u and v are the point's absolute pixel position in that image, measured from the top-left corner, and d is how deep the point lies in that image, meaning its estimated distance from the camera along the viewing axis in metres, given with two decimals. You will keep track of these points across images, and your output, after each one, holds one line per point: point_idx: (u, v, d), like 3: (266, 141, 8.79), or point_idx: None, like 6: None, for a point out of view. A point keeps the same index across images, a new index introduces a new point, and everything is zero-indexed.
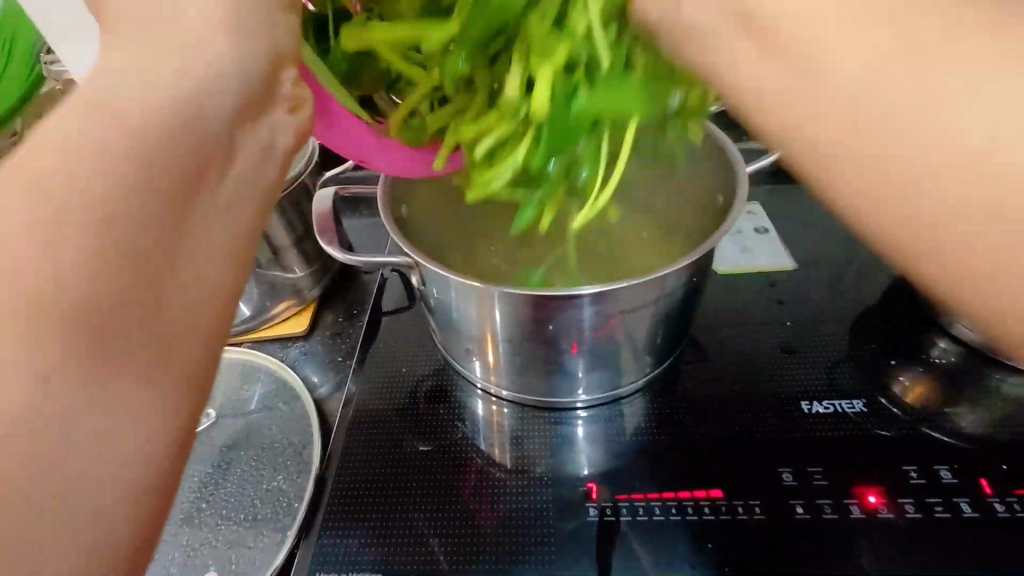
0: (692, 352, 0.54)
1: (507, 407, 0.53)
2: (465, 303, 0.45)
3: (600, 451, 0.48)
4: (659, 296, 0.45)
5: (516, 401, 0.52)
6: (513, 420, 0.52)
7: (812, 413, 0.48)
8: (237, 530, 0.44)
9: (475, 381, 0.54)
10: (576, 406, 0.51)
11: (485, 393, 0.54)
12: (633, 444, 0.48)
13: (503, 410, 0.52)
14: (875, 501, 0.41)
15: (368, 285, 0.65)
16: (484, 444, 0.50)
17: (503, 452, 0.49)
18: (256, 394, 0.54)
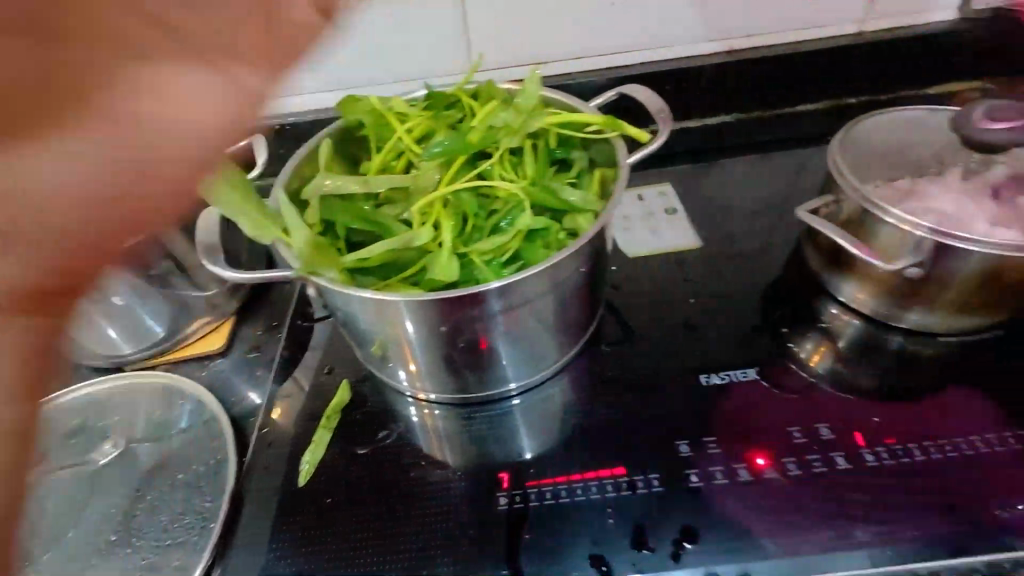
0: (616, 334, 0.56)
1: (439, 409, 0.53)
2: (367, 313, 0.46)
3: (548, 437, 0.49)
4: (556, 286, 0.47)
5: (446, 402, 0.53)
6: (443, 420, 0.53)
7: (710, 385, 0.50)
8: (152, 555, 0.44)
9: (404, 390, 0.54)
10: (509, 398, 0.53)
11: (415, 399, 0.54)
12: (560, 427, 0.50)
13: (435, 412, 0.53)
14: (762, 463, 0.44)
15: (287, 296, 0.65)
16: (423, 447, 0.50)
17: (445, 451, 0.50)
18: (170, 418, 0.53)
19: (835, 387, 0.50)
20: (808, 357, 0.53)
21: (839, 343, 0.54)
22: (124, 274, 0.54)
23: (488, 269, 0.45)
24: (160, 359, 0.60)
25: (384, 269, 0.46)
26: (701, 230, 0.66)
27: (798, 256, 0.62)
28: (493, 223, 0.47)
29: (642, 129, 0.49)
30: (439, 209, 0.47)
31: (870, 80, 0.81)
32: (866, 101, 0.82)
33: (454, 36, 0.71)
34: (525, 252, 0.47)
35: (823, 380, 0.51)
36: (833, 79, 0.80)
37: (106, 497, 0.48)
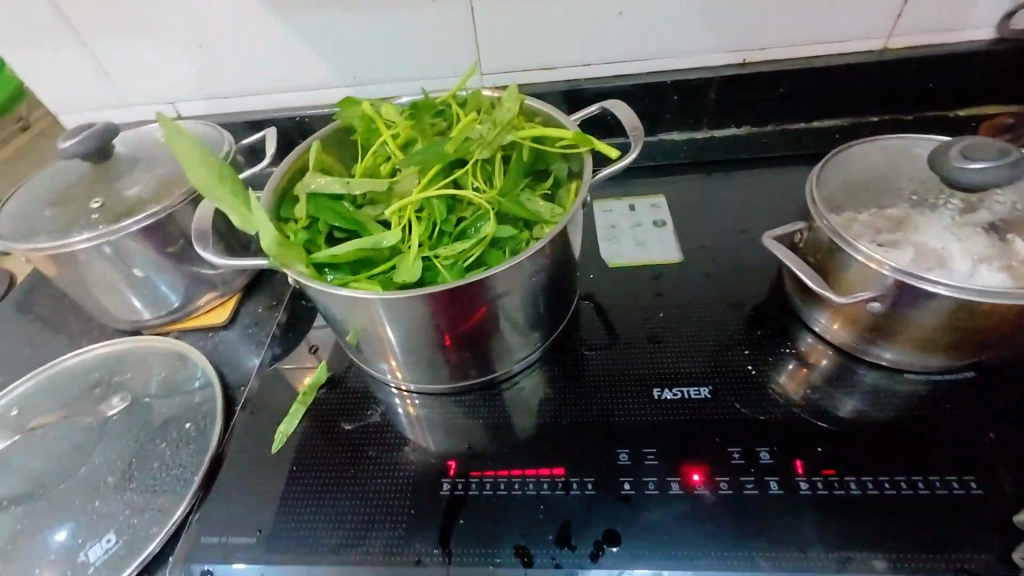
0: (603, 337, 0.58)
1: (418, 398, 0.57)
2: (340, 307, 0.50)
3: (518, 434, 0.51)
4: (515, 291, 0.49)
5: (423, 392, 0.57)
6: (426, 408, 0.56)
7: (661, 399, 0.52)
8: (140, 497, 0.49)
9: (386, 379, 0.57)
10: (467, 390, 0.56)
11: (399, 393, 0.58)
12: (514, 420, 0.53)
13: (415, 401, 0.56)
14: (697, 479, 0.45)
15: (288, 279, 0.71)
16: (404, 432, 0.54)
17: (426, 437, 0.53)
18: (173, 380, 0.59)
19: (801, 412, 0.50)
20: (782, 386, 0.53)
21: (804, 371, 0.54)
22: (143, 250, 0.60)
23: (451, 271, 0.48)
24: (172, 327, 0.66)
25: (357, 266, 0.50)
26: (686, 244, 0.66)
27: (781, 278, 0.62)
28: (462, 229, 0.51)
29: (611, 144, 0.51)
30: (412, 210, 0.50)
31: (893, 99, 0.77)
32: (887, 121, 0.79)
33: (463, 40, 0.74)
34: (489, 257, 0.50)
35: (790, 405, 0.51)
36: (852, 97, 0.77)
37: (111, 443, 0.54)
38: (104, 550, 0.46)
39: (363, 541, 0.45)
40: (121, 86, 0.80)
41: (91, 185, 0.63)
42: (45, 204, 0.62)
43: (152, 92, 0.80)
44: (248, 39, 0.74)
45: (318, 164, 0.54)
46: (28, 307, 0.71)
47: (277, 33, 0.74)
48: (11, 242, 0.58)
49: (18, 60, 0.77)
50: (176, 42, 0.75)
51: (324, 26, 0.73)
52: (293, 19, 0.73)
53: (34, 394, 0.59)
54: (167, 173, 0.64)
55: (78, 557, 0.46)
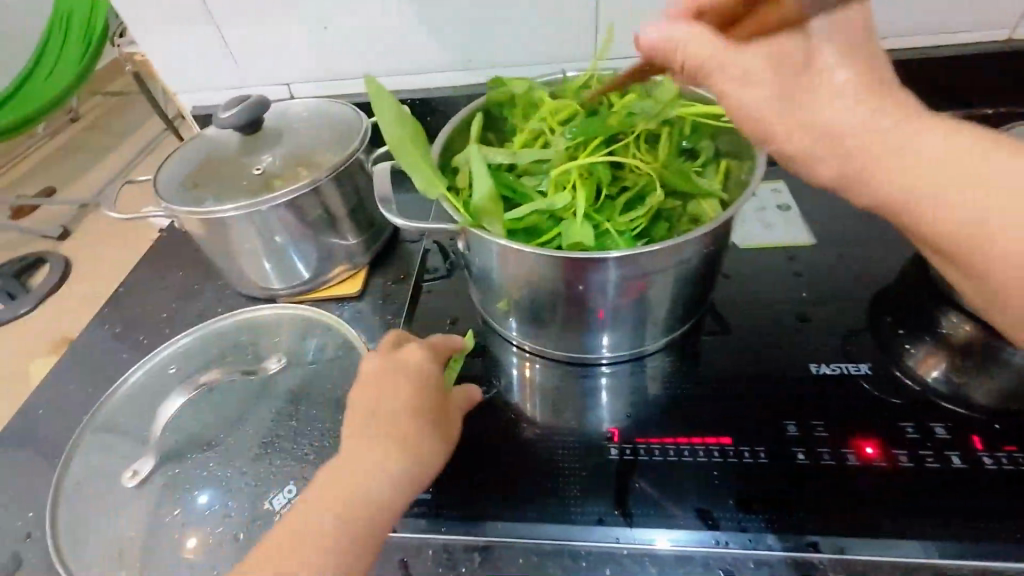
0: (714, 325, 0.59)
1: (540, 364, 0.59)
2: (502, 271, 0.51)
3: (622, 400, 0.54)
4: (680, 262, 0.49)
5: (551, 358, 0.58)
6: (552, 375, 0.58)
7: (820, 374, 0.52)
8: (307, 456, 0.51)
9: (511, 339, 0.60)
10: (600, 362, 0.57)
11: (520, 351, 0.60)
12: (650, 395, 0.53)
13: (536, 366, 0.59)
14: (872, 452, 0.46)
15: (412, 254, 0.72)
16: (516, 401, 0.55)
17: (536, 408, 0.54)
18: (316, 346, 0.61)
19: (937, 396, 0.49)
20: (915, 364, 0.53)
21: (948, 353, 0.53)
22: (290, 220, 0.62)
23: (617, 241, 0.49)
24: (304, 298, 0.68)
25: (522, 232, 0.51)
26: (815, 228, 0.66)
27: (921, 262, 0.61)
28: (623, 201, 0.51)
29: None
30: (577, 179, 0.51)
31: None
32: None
33: (584, 24, 0.75)
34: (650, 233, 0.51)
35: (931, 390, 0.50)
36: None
37: (267, 403, 0.56)
38: (285, 501, 0.48)
39: (537, 503, 0.46)
40: (243, 68, 0.83)
41: (238, 158, 0.65)
42: (194, 175, 0.65)
43: (271, 74, 0.83)
44: (372, 21, 0.76)
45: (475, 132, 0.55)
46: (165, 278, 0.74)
47: (401, 16, 0.75)
48: (170, 208, 0.60)
49: (149, 42, 0.81)
50: (301, 24, 0.77)
51: (447, 9, 0.74)
52: (417, 1, 0.74)
53: (188, 355, 0.62)
54: (308, 146, 0.66)
55: (261, 506, 0.48)
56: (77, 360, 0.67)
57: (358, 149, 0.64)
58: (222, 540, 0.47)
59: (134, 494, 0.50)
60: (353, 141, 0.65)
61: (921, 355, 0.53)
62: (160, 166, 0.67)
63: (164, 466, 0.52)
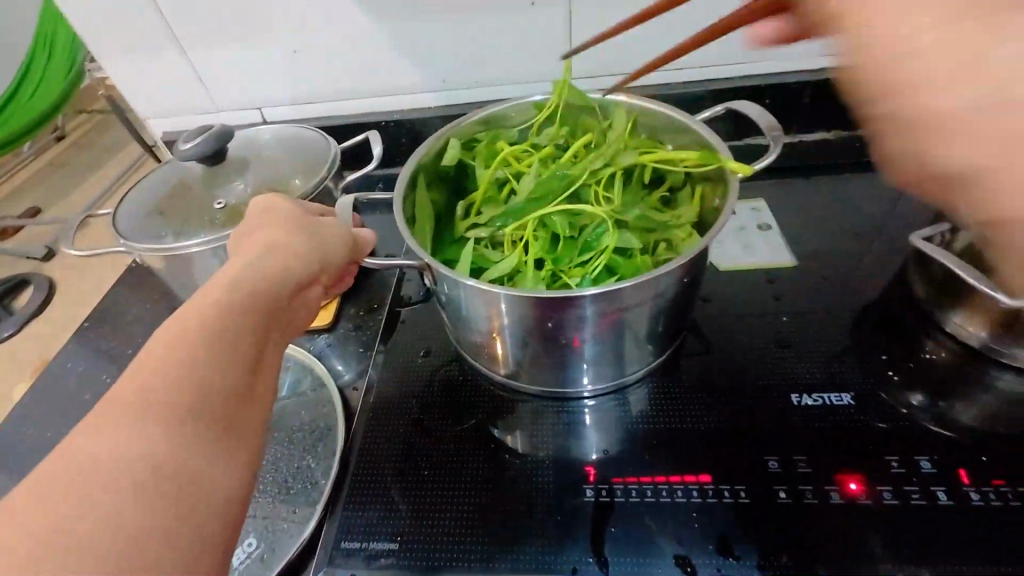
0: (694, 348, 0.57)
1: (519, 397, 0.56)
2: (470, 304, 0.50)
3: (599, 435, 0.52)
4: (655, 295, 0.48)
5: (527, 391, 0.56)
6: (527, 408, 0.56)
7: (802, 405, 0.50)
8: (270, 503, 0.48)
9: (486, 371, 0.58)
10: (577, 395, 0.55)
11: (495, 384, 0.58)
12: (629, 428, 0.52)
13: (515, 400, 0.56)
14: (856, 488, 0.44)
15: (386, 282, 0.70)
16: (491, 433, 0.53)
17: (511, 440, 0.53)
18: (286, 382, 0.59)
19: (919, 420, 0.48)
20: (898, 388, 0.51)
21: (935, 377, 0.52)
22: None
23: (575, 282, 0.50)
24: None
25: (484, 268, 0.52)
26: (796, 248, 0.65)
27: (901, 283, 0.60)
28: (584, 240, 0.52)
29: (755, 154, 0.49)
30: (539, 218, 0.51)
31: None
32: None
33: (557, 45, 0.74)
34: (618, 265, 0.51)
35: (915, 415, 0.49)
36: None
37: None
38: (245, 554, 0.45)
39: (510, 550, 0.44)
40: (213, 94, 0.81)
41: (204, 189, 0.64)
42: (158, 208, 0.63)
43: (241, 97, 0.81)
44: (341, 44, 0.75)
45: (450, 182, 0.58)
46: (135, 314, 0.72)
47: (370, 38, 0.74)
48: (130, 243, 0.58)
49: (113, 67, 0.79)
50: (269, 48, 0.76)
51: (418, 31, 0.73)
52: (387, 24, 0.73)
53: None
54: (277, 175, 0.65)
55: None
56: (38, 399, 0.65)
57: (326, 177, 0.62)
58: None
59: None
60: (322, 169, 0.63)
61: (906, 378, 0.52)
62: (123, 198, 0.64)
63: None
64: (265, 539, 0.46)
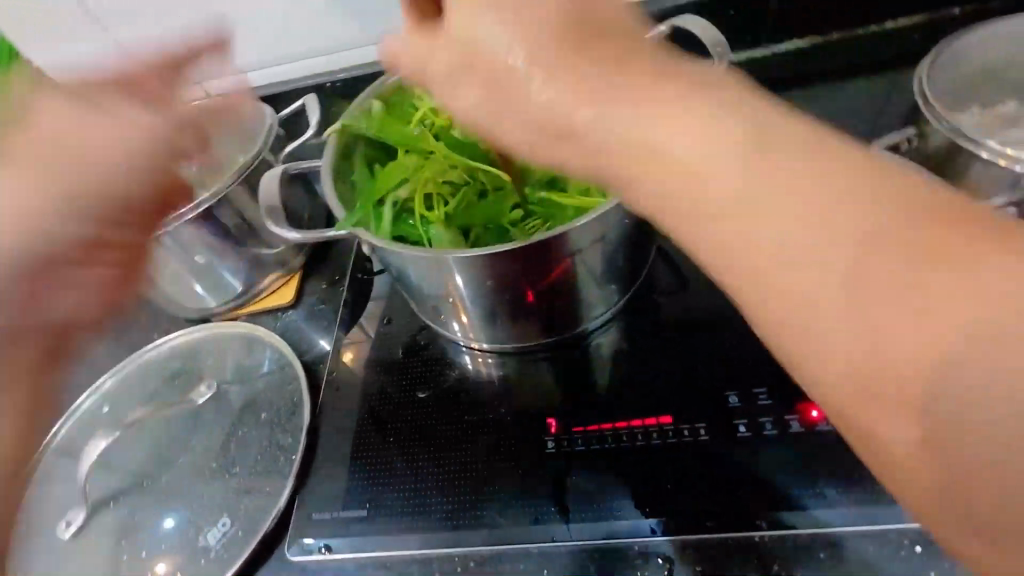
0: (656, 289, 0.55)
1: (490, 357, 0.55)
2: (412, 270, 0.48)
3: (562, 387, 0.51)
4: (600, 239, 0.46)
5: (497, 350, 0.55)
6: (496, 366, 0.54)
7: (764, 336, 0.49)
8: (242, 482, 0.49)
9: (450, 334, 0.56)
10: (543, 348, 0.54)
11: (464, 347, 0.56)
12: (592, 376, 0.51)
13: (488, 359, 0.55)
14: (816, 416, 0.43)
15: (347, 252, 0.69)
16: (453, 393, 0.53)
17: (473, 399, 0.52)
18: (252, 363, 0.59)
19: None
20: None
21: None
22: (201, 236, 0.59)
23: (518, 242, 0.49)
24: (240, 312, 0.66)
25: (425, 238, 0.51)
26: None
27: None
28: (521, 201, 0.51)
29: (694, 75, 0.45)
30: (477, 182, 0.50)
31: None
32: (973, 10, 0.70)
33: None
34: (552, 214, 0.50)
35: None
36: None
37: (204, 429, 0.54)
38: (223, 532, 0.47)
39: (472, 508, 0.45)
40: None
41: None
42: None
43: None
44: None
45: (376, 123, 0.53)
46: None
47: None
48: None
49: None
50: None
51: None
52: None
53: (120, 387, 0.59)
54: None
55: (200, 541, 0.47)
56: None
57: (263, 150, 0.60)
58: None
59: (70, 543, 0.48)
60: (258, 142, 0.61)
61: None
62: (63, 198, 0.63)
63: (100, 509, 0.50)
64: (240, 518, 0.47)
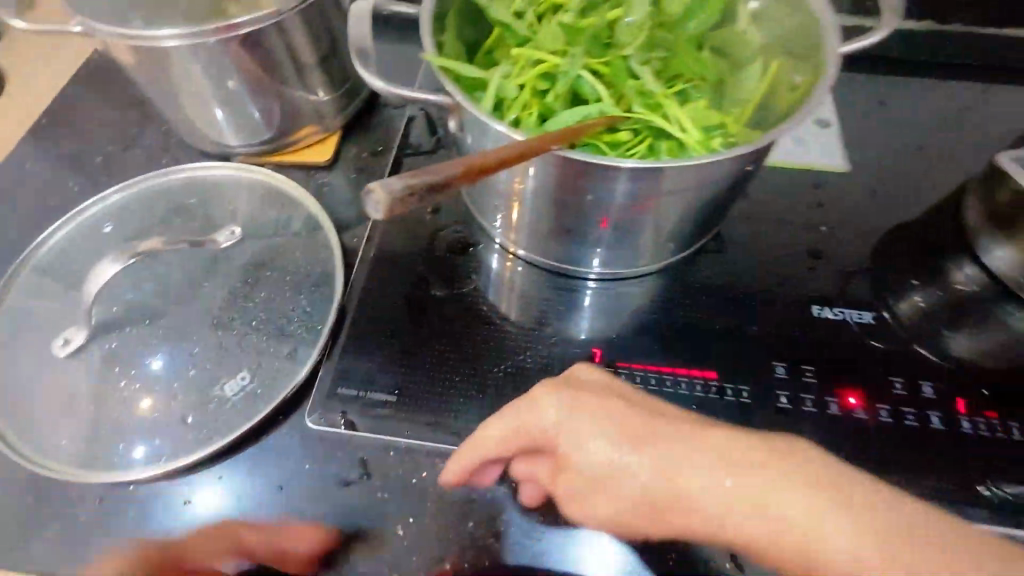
0: (719, 247, 0.54)
1: (523, 266, 0.54)
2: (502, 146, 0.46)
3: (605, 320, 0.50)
4: (707, 178, 0.42)
5: (529, 261, 0.54)
6: (526, 278, 0.53)
7: (821, 317, 0.49)
8: (263, 340, 0.47)
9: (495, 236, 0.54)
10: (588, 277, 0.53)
11: (502, 249, 0.55)
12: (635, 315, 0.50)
13: (517, 267, 0.54)
14: (854, 402, 0.44)
15: (394, 123, 0.62)
16: (493, 302, 0.51)
17: (509, 308, 0.51)
18: (279, 218, 0.53)
19: (931, 350, 0.48)
20: (914, 314, 0.51)
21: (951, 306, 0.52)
22: (241, 59, 0.49)
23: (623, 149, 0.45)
24: (266, 159, 0.59)
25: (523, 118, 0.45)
26: (852, 152, 0.59)
27: (957, 205, 0.56)
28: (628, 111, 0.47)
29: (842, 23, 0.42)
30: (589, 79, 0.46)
31: None
32: None
33: None
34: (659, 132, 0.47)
35: (924, 340, 0.49)
36: None
37: (219, 278, 0.49)
38: (239, 388, 0.44)
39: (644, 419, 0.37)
40: None
41: None
42: None
43: None
44: None
45: (460, 9, 0.47)
46: (95, 107, 0.62)
47: None
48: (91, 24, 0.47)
49: None
50: None
51: None
52: None
53: (126, 209, 0.53)
54: None
55: (209, 397, 0.44)
56: None
57: None
58: (189, 376, 0.44)
59: (70, 363, 0.45)
60: None
61: (924, 302, 0.52)
62: None
63: (101, 335, 0.46)
64: (258, 377, 0.45)
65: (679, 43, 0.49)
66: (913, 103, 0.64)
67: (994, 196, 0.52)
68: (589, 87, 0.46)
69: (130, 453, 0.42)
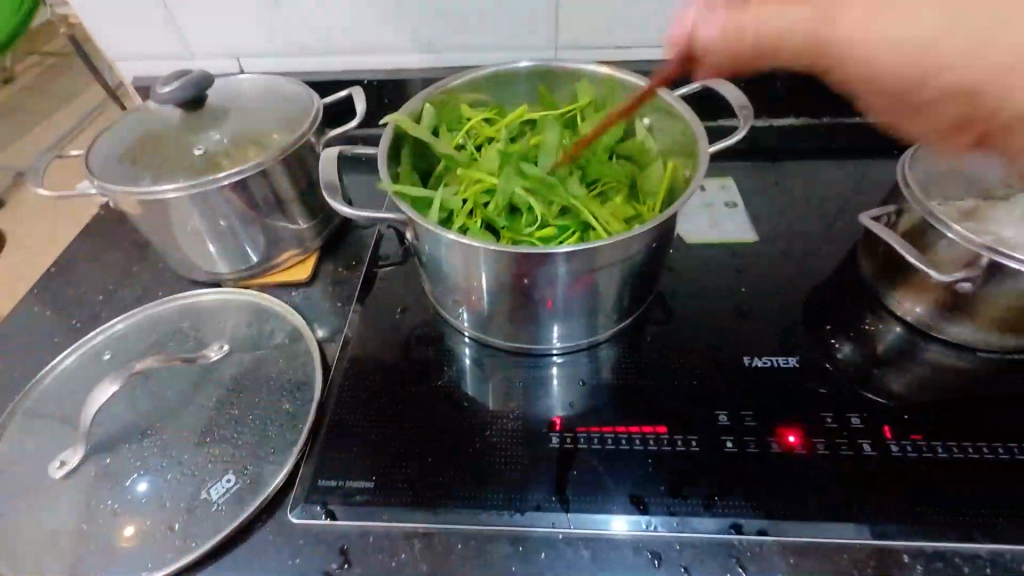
0: (658, 316, 0.61)
1: (494, 353, 0.60)
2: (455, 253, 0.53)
3: (566, 392, 0.55)
4: (625, 257, 0.51)
5: (499, 348, 0.60)
6: (496, 364, 0.59)
7: (752, 367, 0.55)
8: (248, 442, 0.50)
9: (463, 329, 0.61)
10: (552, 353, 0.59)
11: (472, 341, 0.61)
12: (593, 383, 0.56)
13: (488, 355, 0.59)
14: (793, 440, 0.49)
15: (366, 240, 0.71)
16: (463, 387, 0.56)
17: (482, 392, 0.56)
18: (264, 331, 0.59)
19: (856, 386, 0.54)
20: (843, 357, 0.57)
21: (867, 344, 0.58)
22: (231, 202, 0.59)
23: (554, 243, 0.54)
24: (252, 281, 0.66)
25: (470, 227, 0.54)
26: (759, 226, 0.70)
27: (855, 259, 0.65)
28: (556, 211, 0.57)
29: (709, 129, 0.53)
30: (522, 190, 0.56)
31: None
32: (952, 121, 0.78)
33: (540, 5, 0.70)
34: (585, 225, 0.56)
35: (850, 379, 0.55)
36: None
37: (208, 390, 0.54)
38: (224, 489, 0.47)
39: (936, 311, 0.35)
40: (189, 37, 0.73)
41: (181, 135, 0.63)
42: (131, 151, 0.61)
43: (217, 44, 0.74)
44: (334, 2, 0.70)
45: (414, 148, 0.58)
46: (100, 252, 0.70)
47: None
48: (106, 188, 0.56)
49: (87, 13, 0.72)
50: None
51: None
52: None
53: (124, 337, 0.59)
54: (253, 129, 0.64)
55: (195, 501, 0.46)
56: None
57: (308, 133, 0.61)
58: (177, 483, 0.47)
59: (65, 483, 0.47)
60: (303, 124, 0.62)
61: (844, 344, 0.58)
62: (89, 145, 0.62)
63: (97, 453, 0.49)
64: (243, 477, 0.48)
65: (593, 153, 0.60)
66: (805, 182, 0.76)
67: (880, 250, 0.61)
68: (522, 195, 0.56)
69: (119, 565, 0.43)
